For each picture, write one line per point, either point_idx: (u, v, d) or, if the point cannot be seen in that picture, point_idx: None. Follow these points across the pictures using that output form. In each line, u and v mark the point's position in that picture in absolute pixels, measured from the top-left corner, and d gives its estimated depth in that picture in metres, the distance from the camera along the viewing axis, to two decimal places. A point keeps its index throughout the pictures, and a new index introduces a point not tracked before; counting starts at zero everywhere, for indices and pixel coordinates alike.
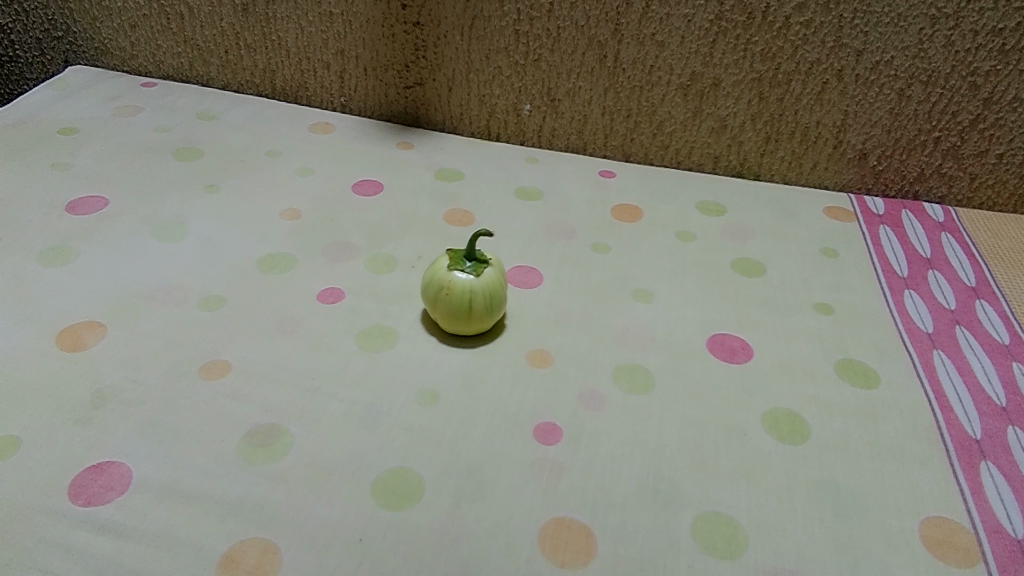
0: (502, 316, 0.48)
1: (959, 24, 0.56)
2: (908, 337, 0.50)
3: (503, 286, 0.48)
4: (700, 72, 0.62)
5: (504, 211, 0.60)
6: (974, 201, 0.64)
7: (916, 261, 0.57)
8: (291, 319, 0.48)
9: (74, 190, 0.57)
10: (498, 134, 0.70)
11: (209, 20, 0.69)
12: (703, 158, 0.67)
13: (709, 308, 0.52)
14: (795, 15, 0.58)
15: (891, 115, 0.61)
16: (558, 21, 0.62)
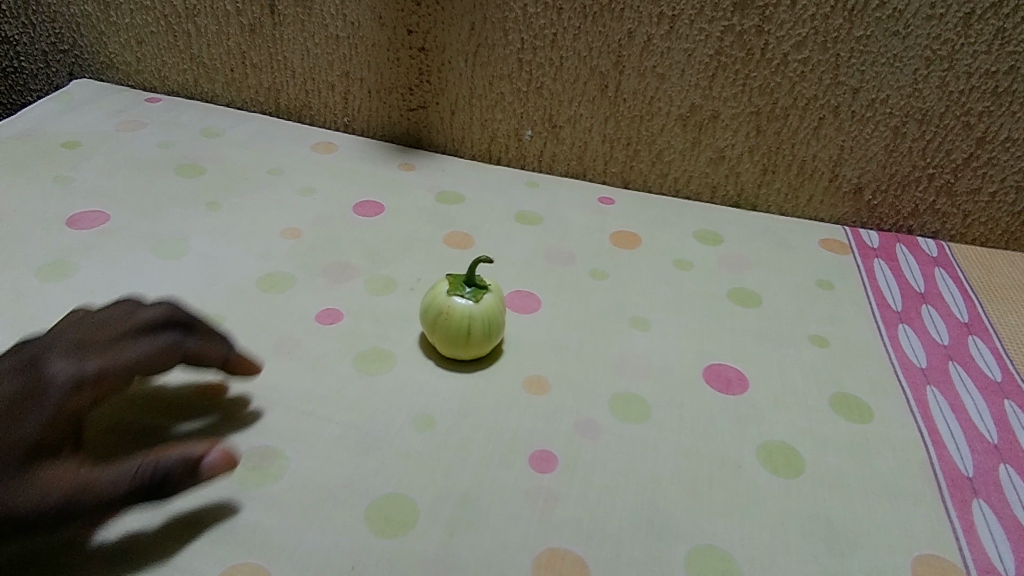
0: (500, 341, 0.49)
1: (953, 66, 0.57)
2: (902, 372, 0.50)
3: (501, 311, 0.48)
4: (699, 104, 0.63)
5: (503, 235, 0.61)
6: (967, 236, 0.64)
7: (910, 295, 0.58)
8: (289, 340, 0.48)
9: (74, 205, 0.57)
10: (499, 158, 0.70)
11: (215, 39, 0.70)
12: (700, 188, 0.67)
13: (705, 338, 0.52)
14: (792, 52, 0.59)
15: (886, 151, 0.61)
16: (561, 51, 0.63)
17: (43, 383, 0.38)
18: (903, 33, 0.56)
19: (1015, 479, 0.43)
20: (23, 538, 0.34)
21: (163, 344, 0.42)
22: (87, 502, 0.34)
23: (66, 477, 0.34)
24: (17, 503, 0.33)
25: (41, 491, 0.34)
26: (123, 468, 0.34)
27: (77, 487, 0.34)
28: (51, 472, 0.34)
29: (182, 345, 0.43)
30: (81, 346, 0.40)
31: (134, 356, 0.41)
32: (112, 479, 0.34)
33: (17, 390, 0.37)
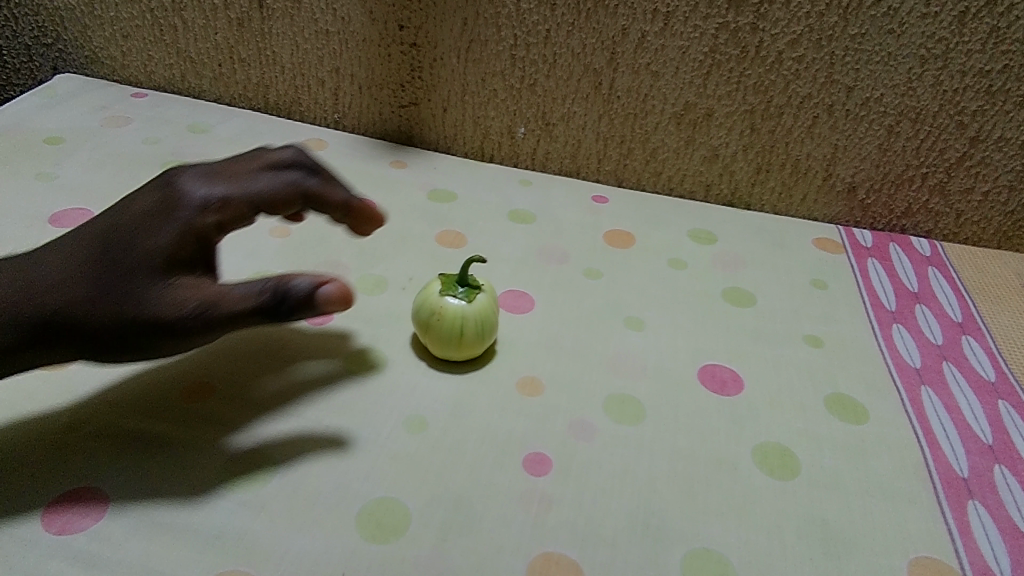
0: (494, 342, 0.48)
1: (947, 65, 0.56)
2: (897, 372, 0.50)
3: (494, 311, 0.48)
4: (694, 102, 0.62)
5: (496, 234, 0.60)
6: (960, 235, 0.64)
7: (903, 294, 0.58)
8: (278, 340, 0.47)
9: (57, 202, 0.56)
10: (492, 155, 0.70)
11: (203, 33, 0.69)
12: (694, 186, 0.67)
13: (699, 337, 0.52)
14: (787, 50, 0.58)
15: (880, 150, 0.61)
16: (554, 48, 0.62)
17: (179, 199, 0.39)
18: (898, 32, 0.56)
19: (1010, 479, 0.43)
20: (169, 340, 0.37)
21: (287, 182, 0.42)
22: (223, 312, 0.36)
23: (204, 292, 0.37)
24: (165, 307, 0.36)
25: (182, 302, 0.36)
26: (254, 288, 0.37)
27: (214, 302, 0.36)
28: (191, 286, 0.37)
29: (307, 189, 0.43)
30: (214, 172, 0.41)
31: (260, 187, 0.41)
32: (244, 299, 0.36)
33: (153, 207, 0.39)
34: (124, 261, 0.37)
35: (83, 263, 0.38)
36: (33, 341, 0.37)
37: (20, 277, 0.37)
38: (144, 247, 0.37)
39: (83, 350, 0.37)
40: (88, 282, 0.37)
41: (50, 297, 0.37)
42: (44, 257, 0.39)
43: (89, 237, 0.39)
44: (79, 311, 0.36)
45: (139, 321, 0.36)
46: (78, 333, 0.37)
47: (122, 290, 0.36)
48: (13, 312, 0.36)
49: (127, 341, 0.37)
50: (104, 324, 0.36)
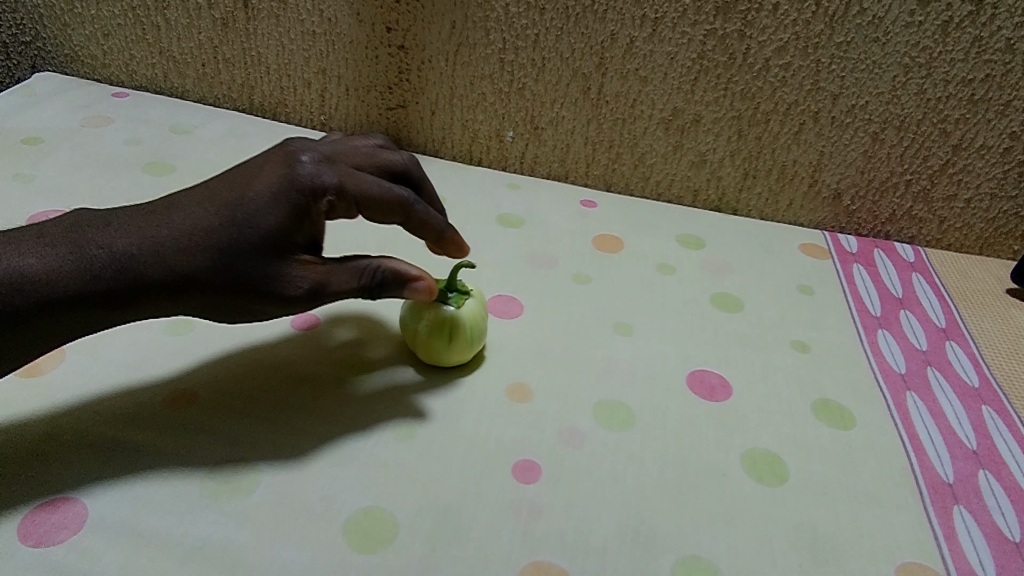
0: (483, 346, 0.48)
1: (931, 73, 0.57)
2: (883, 377, 0.51)
3: (484, 315, 0.47)
4: (682, 108, 0.62)
5: (485, 238, 0.60)
6: (943, 242, 0.65)
7: (888, 300, 0.58)
8: (263, 346, 0.47)
9: (35, 204, 0.55)
10: (480, 159, 0.69)
11: (186, 33, 0.68)
12: (682, 192, 0.67)
13: (688, 343, 0.52)
14: (774, 57, 0.59)
15: (865, 157, 0.62)
16: (543, 51, 0.62)
17: (301, 183, 0.40)
18: (883, 40, 0.56)
19: (994, 485, 0.44)
20: (277, 308, 0.40)
21: (398, 196, 0.43)
22: (330, 292, 0.40)
23: (317, 270, 0.40)
24: (286, 284, 0.39)
25: (298, 277, 0.39)
26: (357, 272, 0.41)
27: (325, 281, 0.40)
28: (306, 264, 0.40)
29: (412, 210, 0.43)
30: (335, 161, 0.43)
31: (373, 191, 0.42)
32: (349, 282, 0.41)
33: (275, 182, 0.40)
34: (250, 230, 0.38)
35: (206, 226, 0.38)
36: (145, 295, 0.37)
37: (139, 232, 0.38)
38: (269, 222, 0.38)
39: (196, 308, 0.39)
40: (214, 246, 0.38)
41: (174, 254, 0.38)
42: (158, 213, 0.39)
43: (200, 199, 0.40)
44: (206, 275, 0.38)
45: (258, 293, 0.39)
46: (196, 293, 0.38)
47: (246, 260, 0.38)
48: (136, 265, 0.37)
49: (241, 306, 0.39)
50: (227, 289, 0.38)
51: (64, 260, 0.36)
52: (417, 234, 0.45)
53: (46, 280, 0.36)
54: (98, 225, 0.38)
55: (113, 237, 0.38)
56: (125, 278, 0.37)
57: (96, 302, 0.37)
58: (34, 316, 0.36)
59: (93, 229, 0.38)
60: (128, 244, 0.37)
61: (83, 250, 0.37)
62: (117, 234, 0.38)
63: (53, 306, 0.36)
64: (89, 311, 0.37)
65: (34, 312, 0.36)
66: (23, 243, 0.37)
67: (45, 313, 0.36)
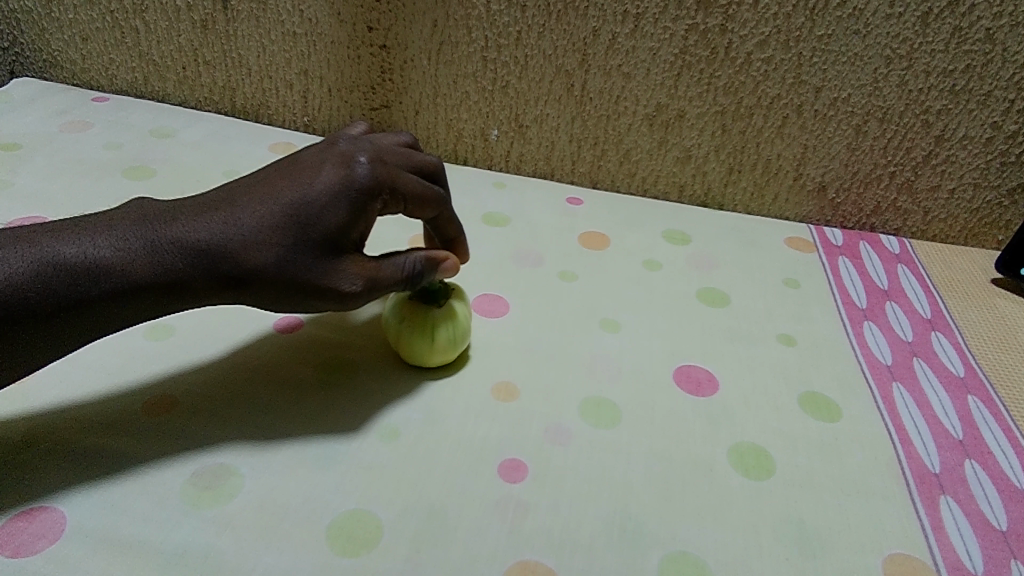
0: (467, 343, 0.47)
1: (912, 65, 0.56)
2: (869, 370, 0.51)
3: (463, 312, 0.47)
4: (665, 104, 0.62)
5: (470, 238, 0.60)
6: (927, 233, 0.65)
7: (874, 292, 0.58)
8: (246, 351, 0.46)
9: (13, 211, 0.54)
10: (465, 158, 0.69)
11: (166, 35, 0.67)
12: (668, 187, 0.67)
13: (674, 338, 0.52)
14: (756, 51, 0.58)
15: (849, 150, 0.61)
16: (525, 49, 0.62)
17: (360, 186, 0.39)
18: (864, 32, 0.56)
19: (981, 474, 0.44)
20: (330, 304, 0.39)
21: (437, 200, 0.44)
22: (379, 286, 0.40)
23: (370, 266, 0.40)
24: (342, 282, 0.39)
25: (353, 275, 0.39)
26: (401, 265, 0.41)
27: (375, 275, 0.40)
28: (360, 261, 0.40)
29: (445, 209, 0.45)
30: (385, 158, 0.42)
31: (419, 195, 0.43)
32: (397, 274, 0.41)
33: (333, 183, 0.39)
34: (314, 229, 0.38)
35: (277, 219, 0.38)
36: (214, 286, 0.38)
37: (210, 224, 0.38)
38: (333, 220, 0.38)
39: (256, 300, 0.39)
40: (282, 241, 0.38)
41: (246, 248, 0.37)
42: (226, 203, 0.39)
43: (256, 193, 0.39)
44: (277, 271, 0.38)
45: (317, 289, 0.38)
46: (259, 288, 0.38)
47: (310, 257, 0.38)
48: (207, 258, 0.37)
49: (302, 302, 0.39)
50: (294, 287, 0.38)
51: (136, 250, 0.36)
52: (437, 231, 0.47)
53: (120, 271, 0.36)
54: (167, 216, 0.38)
55: (185, 228, 0.37)
56: (198, 269, 0.37)
57: (166, 291, 0.37)
58: (110, 304, 0.36)
59: (163, 219, 0.38)
60: (200, 235, 0.37)
61: (156, 240, 0.37)
62: (188, 225, 0.37)
63: (128, 295, 0.36)
64: (159, 299, 0.37)
65: (109, 301, 0.36)
66: (94, 232, 0.36)
67: (119, 302, 0.36)
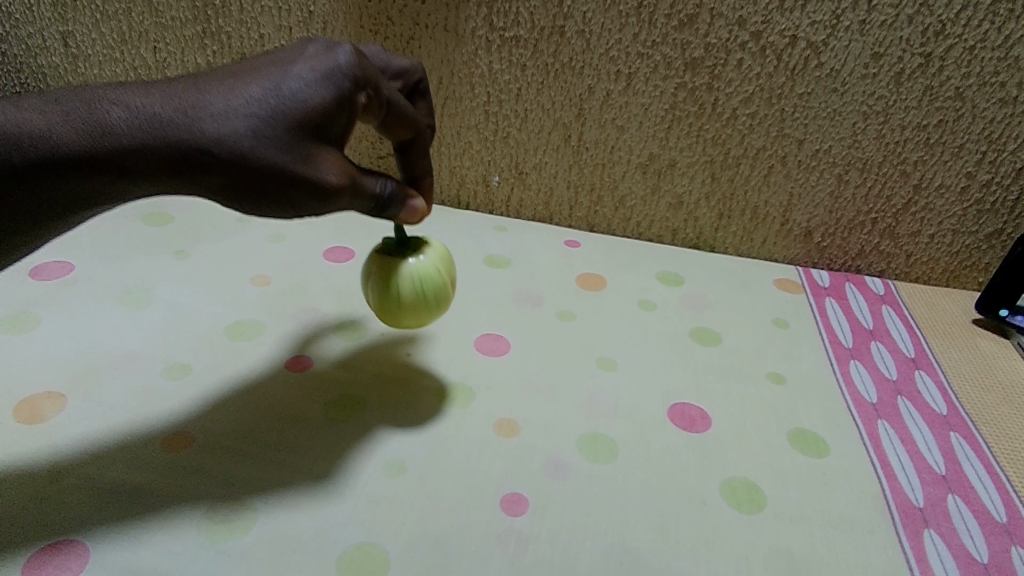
0: (439, 306, 0.47)
1: (888, 120, 0.59)
2: (855, 407, 0.53)
3: (441, 274, 0.47)
4: (658, 154, 0.65)
5: (472, 280, 0.62)
6: (911, 274, 0.68)
7: (860, 332, 0.61)
8: (260, 388, 0.49)
9: (38, 257, 0.57)
10: (468, 203, 0.73)
11: None
12: (662, 231, 0.70)
13: (669, 376, 0.54)
14: (741, 107, 0.61)
15: (832, 197, 0.64)
16: (525, 104, 0.65)
17: (348, 71, 0.39)
18: (841, 90, 0.58)
19: (963, 508, 0.46)
20: (308, 199, 0.38)
21: (416, 121, 0.46)
22: (358, 190, 0.40)
23: (349, 166, 0.39)
24: (322, 172, 0.38)
25: (333, 167, 0.38)
26: (376, 181, 0.41)
27: (356, 178, 0.40)
28: (339, 156, 0.39)
29: (421, 138, 0.47)
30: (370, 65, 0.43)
31: (402, 110, 0.44)
32: (373, 187, 0.41)
33: (316, 65, 0.39)
34: (293, 106, 0.37)
35: (241, 96, 0.37)
36: (168, 164, 0.36)
37: (168, 95, 0.37)
38: (314, 103, 0.38)
39: (220, 187, 0.37)
40: (251, 117, 0.36)
41: (207, 121, 0.36)
42: (189, 85, 0.37)
43: (229, 73, 0.38)
44: (233, 149, 0.36)
45: (294, 175, 0.37)
46: (223, 169, 0.36)
47: (289, 137, 0.37)
48: (160, 128, 0.36)
49: (270, 194, 0.37)
50: (254, 169, 0.36)
51: (80, 121, 0.36)
52: (410, 164, 0.48)
53: (56, 140, 0.35)
54: (123, 89, 0.37)
55: (141, 98, 0.37)
56: (140, 145, 0.36)
57: (115, 165, 0.36)
58: (51, 174, 0.36)
59: (117, 91, 0.37)
60: (153, 105, 0.36)
61: (100, 113, 0.36)
62: (146, 95, 0.37)
63: (60, 168, 0.36)
64: (94, 176, 0.36)
65: (50, 170, 0.35)
66: (42, 105, 0.36)
67: (50, 176, 0.36)
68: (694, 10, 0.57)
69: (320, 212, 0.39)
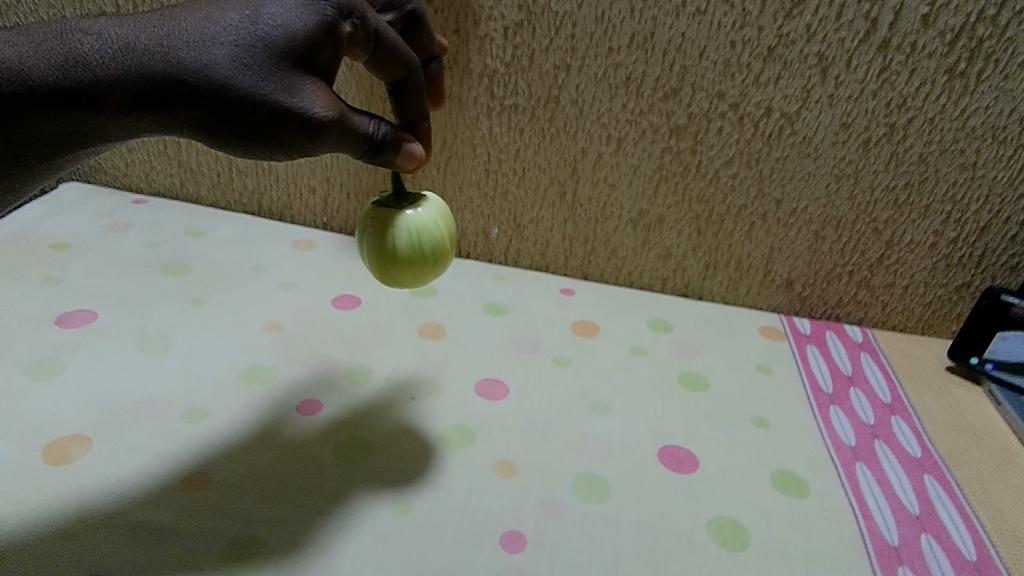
0: (434, 259, 0.50)
1: (859, 182, 0.63)
2: (834, 450, 0.56)
3: (438, 227, 0.50)
4: (647, 209, 0.69)
5: (473, 326, 0.66)
6: (888, 323, 0.71)
7: (839, 378, 0.65)
8: (274, 431, 0.52)
9: (64, 305, 0.61)
10: (468, 252, 0.77)
11: (205, 148, 0.75)
12: (652, 280, 0.74)
13: (659, 420, 0.57)
14: (723, 169, 0.65)
15: (810, 251, 0.68)
16: (523, 163, 0.69)
17: (329, 9, 0.42)
18: (814, 155, 0.63)
19: (935, 546, 0.49)
20: (296, 131, 0.40)
21: (408, 58, 0.49)
22: (347, 127, 0.42)
23: (336, 102, 0.41)
24: (308, 103, 0.40)
25: (318, 100, 0.40)
26: (366, 122, 0.43)
27: (344, 112, 0.42)
28: (325, 91, 0.41)
29: (414, 79, 0.50)
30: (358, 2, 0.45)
31: (392, 45, 0.47)
32: (361, 127, 0.43)
33: None
34: (276, 35, 0.39)
35: (223, 30, 0.39)
36: (151, 95, 0.38)
37: (146, 26, 0.38)
38: (296, 31, 0.40)
39: (206, 118, 0.39)
40: (234, 45, 0.38)
41: (191, 49, 0.38)
42: (169, 17, 0.39)
43: (207, 5, 0.40)
44: (216, 79, 0.38)
45: (281, 104, 0.39)
46: (209, 98, 0.38)
47: (275, 66, 0.39)
48: (142, 57, 0.37)
49: (257, 127, 0.39)
50: (238, 98, 0.38)
51: (59, 50, 0.37)
52: (406, 105, 0.51)
53: (29, 72, 0.36)
54: (97, 21, 0.39)
55: (119, 28, 0.38)
56: (121, 77, 0.37)
57: (101, 98, 0.37)
58: (33, 107, 0.36)
59: (93, 23, 0.38)
60: (134, 33, 0.38)
61: (78, 44, 0.37)
62: (124, 26, 0.38)
63: (35, 102, 0.36)
64: (74, 111, 0.37)
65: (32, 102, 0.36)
66: (13, 38, 0.37)
67: (26, 112, 0.37)
68: (677, 84, 0.62)
69: (308, 146, 0.41)
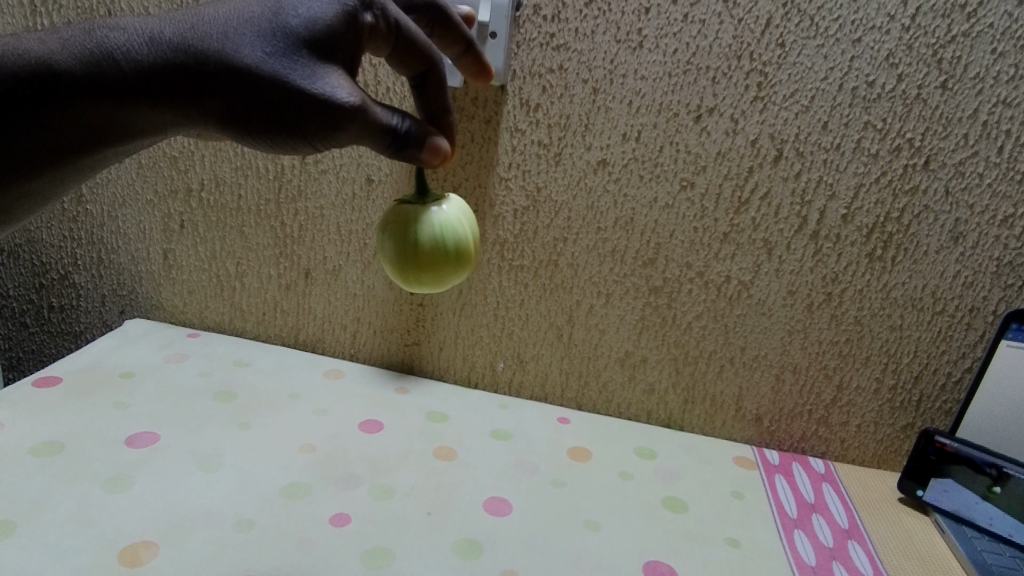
0: (454, 257, 0.58)
1: (809, 335, 0.75)
2: (797, 569, 0.64)
3: (460, 227, 0.58)
4: (632, 350, 0.81)
5: (481, 450, 0.75)
6: (847, 456, 0.81)
7: (803, 505, 0.73)
8: (309, 540, 0.60)
9: (132, 428, 0.71)
10: (477, 382, 0.87)
11: (256, 291, 0.88)
12: (639, 411, 0.84)
13: (643, 538, 0.65)
14: (695, 321, 0.78)
15: (773, 391, 0.79)
16: (527, 310, 0.82)
17: (344, 10, 0.47)
18: (769, 312, 0.75)
19: None
20: (316, 114, 0.44)
21: (432, 54, 0.55)
22: (368, 116, 0.46)
23: (357, 92, 0.46)
24: (327, 89, 0.44)
25: (341, 87, 0.45)
26: (388, 116, 0.47)
27: (366, 103, 0.46)
28: (347, 83, 0.46)
29: (436, 73, 0.56)
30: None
31: (414, 39, 0.53)
32: (383, 119, 0.47)
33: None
34: (297, 29, 0.45)
35: (249, 23, 0.45)
36: (184, 83, 0.44)
37: (182, 23, 0.45)
38: (316, 27, 0.46)
39: (232, 103, 0.44)
40: (258, 37, 0.44)
41: (221, 40, 0.44)
42: (202, 16, 0.45)
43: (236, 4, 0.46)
44: (243, 66, 0.44)
45: (302, 89, 0.44)
46: (236, 85, 0.44)
47: (297, 55, 0.44)
48: (179, 49, 0.44)
49: (281, 115, 0.44)
50: (262, 83, 0.44)
51: (106, 43, 0.44)
52: (429, 96, 0.57)
53: (75, 64, 0.43)
54: (138, 21, 0.46)
55: (159, 26, 0.45)
56: (153, 73, 0.44)
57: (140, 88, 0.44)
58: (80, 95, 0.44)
59: (137, 22, 0.45)
60: (174, 30, 0.44)
61: (122, 40, 0.44)
62: (164, 24, 0.45)
63: (80, 90, 0.44)
64: (105, 103, 0.44)
65: (80, 90, 0.44)
66: (68, 36, 0.44)
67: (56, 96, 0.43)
68: (653, 255, 0.76)
69: (328, 131, 0.45)
